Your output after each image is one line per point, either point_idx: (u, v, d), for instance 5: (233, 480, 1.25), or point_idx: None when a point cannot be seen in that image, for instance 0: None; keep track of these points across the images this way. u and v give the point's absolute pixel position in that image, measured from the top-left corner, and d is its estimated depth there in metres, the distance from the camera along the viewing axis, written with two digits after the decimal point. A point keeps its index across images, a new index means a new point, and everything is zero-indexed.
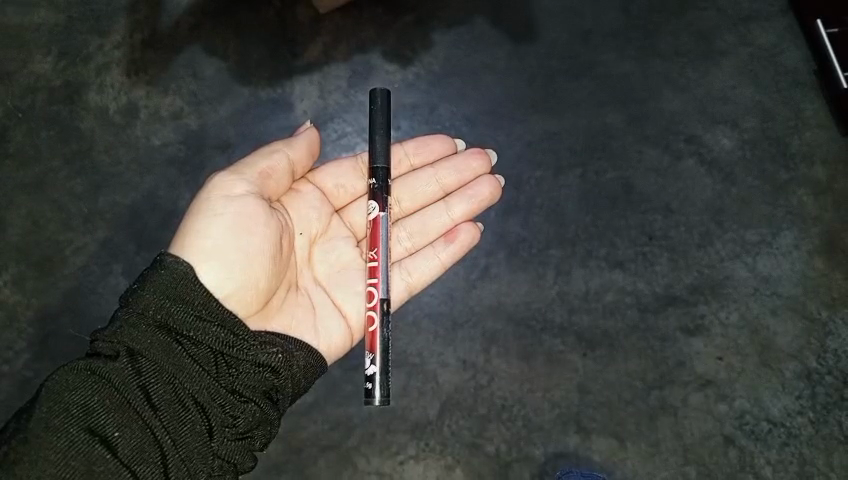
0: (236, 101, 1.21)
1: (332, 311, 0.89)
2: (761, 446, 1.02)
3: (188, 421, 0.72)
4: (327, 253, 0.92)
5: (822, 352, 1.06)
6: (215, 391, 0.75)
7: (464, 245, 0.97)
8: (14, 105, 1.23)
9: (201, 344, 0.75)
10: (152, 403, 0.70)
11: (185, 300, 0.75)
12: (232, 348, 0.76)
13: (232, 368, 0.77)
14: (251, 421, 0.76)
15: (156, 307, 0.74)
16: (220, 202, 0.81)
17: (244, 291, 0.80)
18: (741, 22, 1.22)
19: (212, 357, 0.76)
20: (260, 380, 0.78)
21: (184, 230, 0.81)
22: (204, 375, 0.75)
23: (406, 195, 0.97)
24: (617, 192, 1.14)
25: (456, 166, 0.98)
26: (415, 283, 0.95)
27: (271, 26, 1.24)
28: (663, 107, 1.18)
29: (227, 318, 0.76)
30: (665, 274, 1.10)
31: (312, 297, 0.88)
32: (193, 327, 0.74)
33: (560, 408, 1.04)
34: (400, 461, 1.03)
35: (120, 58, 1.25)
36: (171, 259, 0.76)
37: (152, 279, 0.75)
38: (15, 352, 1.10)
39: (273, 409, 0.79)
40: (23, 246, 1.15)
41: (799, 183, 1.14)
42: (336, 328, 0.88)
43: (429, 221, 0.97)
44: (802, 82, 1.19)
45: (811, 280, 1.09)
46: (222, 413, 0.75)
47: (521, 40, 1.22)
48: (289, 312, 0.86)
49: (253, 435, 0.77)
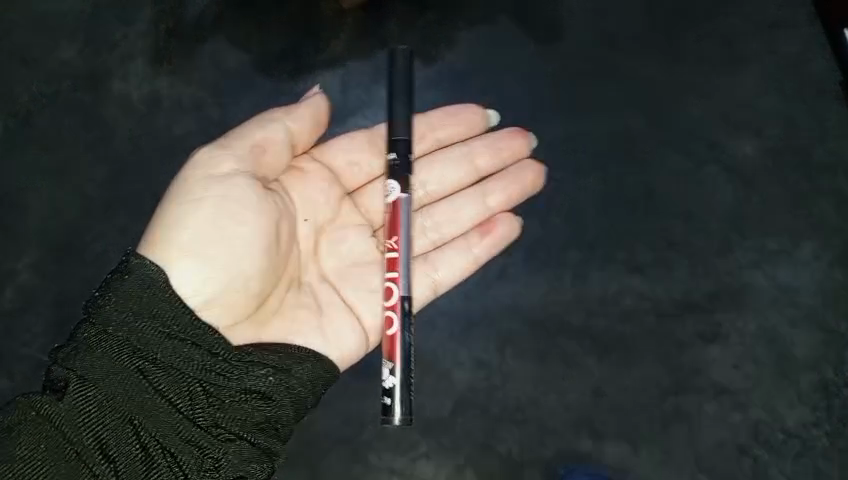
0: (258, 93, 1.21)
1: (336, 304, 0.98)
2: (775, 456, 1.02)
3: (153, 467, 0.79)
4: (330, 247, 1.01)
5: (840, 364, 1.05)
6: (186, 432, 0.82)
7: (500, 236, 1.10)
8: (38, 91, 1.24)
9: (171, 370, 0.83)
10: (106, 454, 0.78)
11: (157, 318, 0.82)
12: (211, 374, 0.84)
13: (211, 398, 0.84)
14: (236, 462, 0.82)
15: (122, 322, 0.82)
16: (205, 184, 0.90)
17: (236, 288, 0.89)
18: (767, 29, 1.21)
19: (188, 384, 0.84)
20: (246, 411, 0.85)
21: (171, 212, 0.89)
22: (171, 411, 0.82)
23: (432, 180, 1.13)
24: (638, 196, 1.13)
25: (492, 150, 1.14)
26: (440, 278, 1.07)
27: (295, 19, 1.24)
28: (686, 112, 1.17)
29: (201, 338, 0.84)
30: (683, 280, 1.09)
31: (316, 293, 0.98)
32: (163, 349, 0.83)
33: (573, 411, 1.04)
34: (412, 458, 1.03)
35: (145, 47, 1.26)
36: (136, 263, 0.84)
37: (123, 286, 0.83)
38: (33, 335, 1.11)
39: (262, 443, 0.85)
40: (44, 231, 1.16)
41: (821, 193, 1.13)
42: (345, 326, 0.97)
43: (465, 208, 1.12)
44: (827, 92, 1.18)
45: (831, 292, 1.08)
46: (197, 454, 0.81)
47: (544, 41, 1.22)
48: (289, 312, 0.96)
49: (245, 472, 0.82)
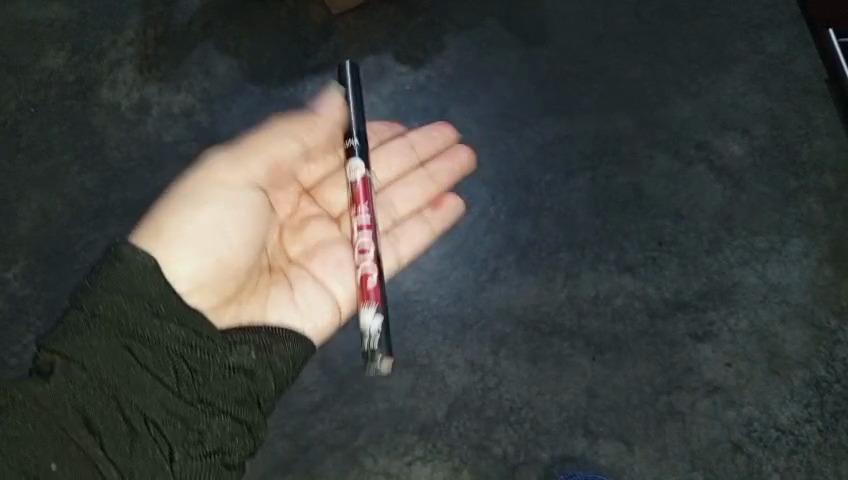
0: (246, 99, 1.21)
1: (311, 285, 0.95)
2: (769, 453, 1.02)
3: (138, 443, 0.75)
4: (293, 235, 0.97)
5: (830, 360, 1.06)
6: (171, 404, 0.78)
7: (450, 210, 1.10)
8: (26, 100, 1.24)
9: (158, 348, 0.80)
10: (92, 429, 0.74)
11: (143, 300, 0.81)
12: (194, 351, 0.81)
13: (198, 374, 0.80)
14: (220, 435, 0.79)
15: (108, 303, 0.79)
16: (209, 189, 0.90)
17: (225, 275, 0.89)
18: (753, 30, 1.23)
19: (173, 360, 0.80)
20: (230, 386, 0.81)
21: (166, 212, 0.89)
22: (159, 385, 0.78)
23: (381, 166, 1.08)
24: (628, 197, 1.14)
25: (429, 137, 1.13)
26: (406, 251, 1.06)
27: (285, 25, 1.24)
28: (674, 113, 1.18)
29: (192, 318, 0.82)
30: (674, 279, 1.10)
31: (286, 274, 0.94)
32: (152, 329, 0.80)
33: (567, 412, 1.04)
34: (407, 462, 1.03)
35: (133, 55, 1.25)
36: (126, 250, 0.82)
37: (106, 274, 0.81)
38: (23, 345, 1.09)
39: (245, 416, 0.81)
40: (33, 240, 1.15)
41: (808, 191, 1.14)
42: (314, 301, 0.94)
43: (412, 187, 1.08)
44: (813, 92, 1.19)
45: (820, 288, 1.09)
46: (185, 427, 0.78)
47: (533, 43, 1.22)
48: (263, 293, 0.92)
49: (229, 448, 0.79)
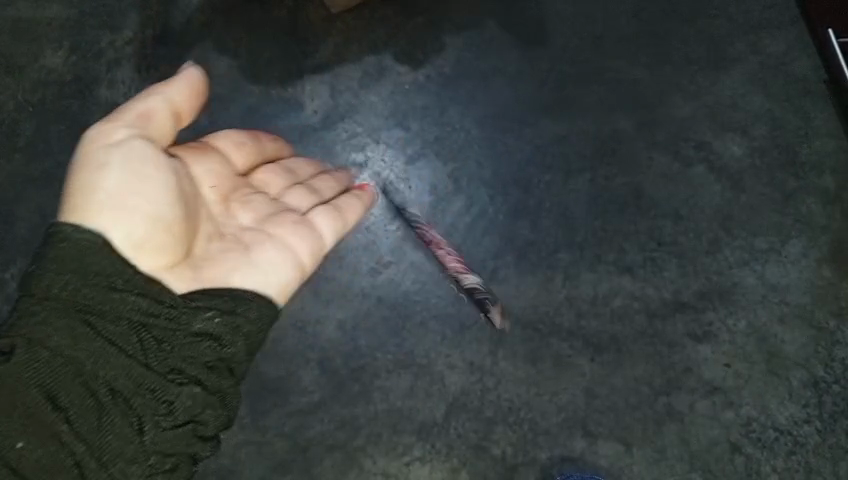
0: (245, 98, 1.21)
1: (264, 248, 0.87)
2: (767, 454, 1.02)
3: (107, 417, 0.72)
4: (243, 206, 0.90)
5: (829, 361, 1.06)
6: (138, 376, 0.74)
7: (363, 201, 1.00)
8: (24, 99, 1.24)
9: (119, 320, 0.75)
10: (58, 404, 0.71)
11: (97, 272, 0.75)
12: (155, 319, 0.77)
13: (163, 343, 0.77)
14: (190, 405, 0.76)
15: (57, 280, 0.73)
16: (103, 153, 0.79)
17: (150, 238, 0.79)
18: (752, 30, 1.23)
19: (133, 332, 0.75)
20: (198, 352, 0.78)
21: (77, 191, 0.79)
22: (122, 356, 0.74)
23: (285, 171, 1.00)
24: (627, 197, 1.14)
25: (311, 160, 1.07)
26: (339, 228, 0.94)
27: (283, 25, 1.24)
28: (673, 114, 1.18)
29: (148, 287, 0.78)
30: (673, 280, 1.10)
31: (241, 240, 0.87)
32: (110, 301, 0.75)
33: (566, 412, 1.04)
34: (406, 462, 1.03)
35: (132, 54, 1.25)
36: (68, 230, 0.75)
37: (50, 252, 0.75)
38: None
39: (214, 383, 0.78)
40: (32, 240, 1.15)
41: (807, 191, 1.14)
42: (274, 262, 0.86)
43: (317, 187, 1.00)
44: (813, 92, 1.19)
45: (818, 289, 1.09)
46: (153, 399, 0.74)
47: (532, 44, 1.22)
48: (215, 260, 0.85)
49: (202, 418, 0.76)
